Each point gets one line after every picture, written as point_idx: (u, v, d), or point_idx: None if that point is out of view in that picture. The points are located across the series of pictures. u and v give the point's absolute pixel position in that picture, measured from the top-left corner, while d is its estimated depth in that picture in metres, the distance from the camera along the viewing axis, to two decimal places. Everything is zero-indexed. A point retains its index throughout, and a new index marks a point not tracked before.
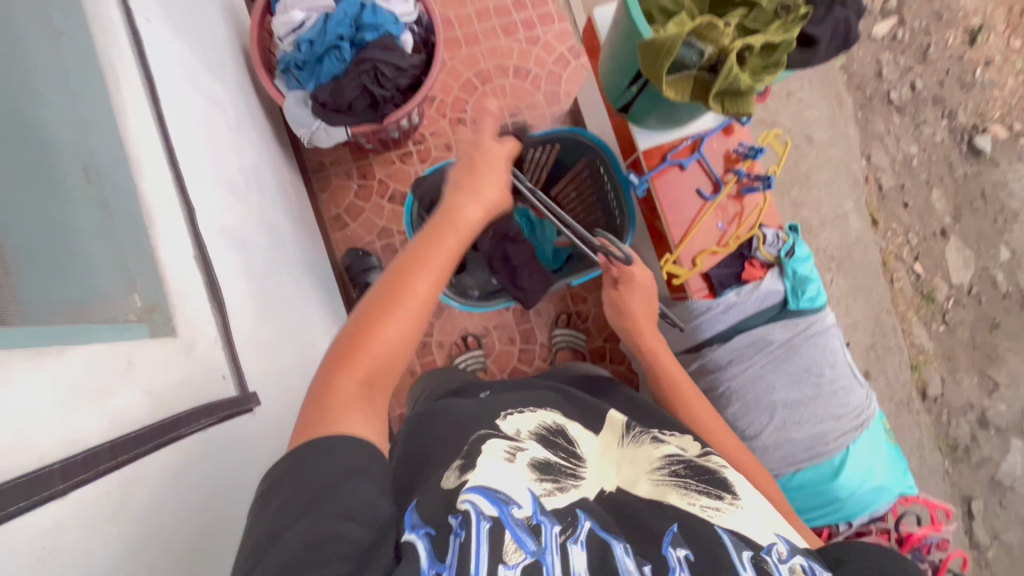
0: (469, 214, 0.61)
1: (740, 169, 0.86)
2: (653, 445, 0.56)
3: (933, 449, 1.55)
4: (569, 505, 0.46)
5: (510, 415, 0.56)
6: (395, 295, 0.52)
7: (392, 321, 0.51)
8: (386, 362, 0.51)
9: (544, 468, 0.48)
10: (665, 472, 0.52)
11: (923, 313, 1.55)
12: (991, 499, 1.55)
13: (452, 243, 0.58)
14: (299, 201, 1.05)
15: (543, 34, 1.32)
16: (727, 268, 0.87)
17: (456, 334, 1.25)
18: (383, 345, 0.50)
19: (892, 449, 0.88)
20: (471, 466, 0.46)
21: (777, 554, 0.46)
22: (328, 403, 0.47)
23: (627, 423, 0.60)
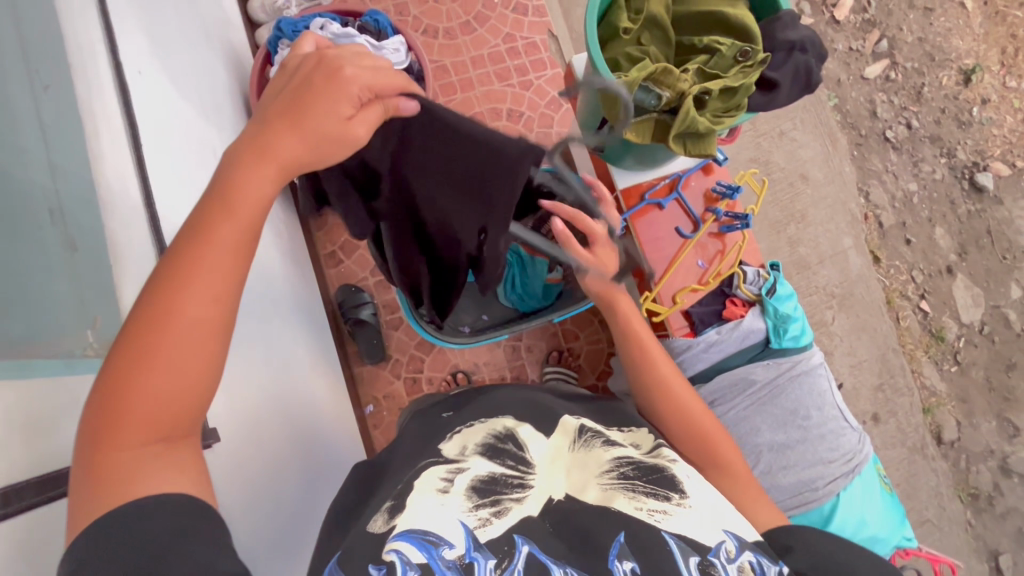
0: (259, 189, 0.44)
1: (718, 209, 0.86)
2: (604, 449, 0.56)
3: (953, 498, 1.46)
4: (506, 531, 0.46)
5: (459, 434, 0.59)
6: (154, 330, 0.40)
7: (157, 365, 0.39)
8: (169, 415, 0.40)
9: (483, 489, 0.50)
10: (613, 476, 0.52)
11: (933, 353, 1.50)
12: (1020, 553, 1.46)
13: (239, 238, 0.43)
14: (292, 239, 1.08)
15: (535, 79, 1.37)
16: (708, 306, 0.87)
17: (446, 370, 1.24)
18: (153, 402, 0.39)
19: (888, 496, 0.84)
20: (399, 509, 0.48)
21: (724, 554, 0.46)
22: (100, 465, 0.38)
23: (580, 425, 0.60)
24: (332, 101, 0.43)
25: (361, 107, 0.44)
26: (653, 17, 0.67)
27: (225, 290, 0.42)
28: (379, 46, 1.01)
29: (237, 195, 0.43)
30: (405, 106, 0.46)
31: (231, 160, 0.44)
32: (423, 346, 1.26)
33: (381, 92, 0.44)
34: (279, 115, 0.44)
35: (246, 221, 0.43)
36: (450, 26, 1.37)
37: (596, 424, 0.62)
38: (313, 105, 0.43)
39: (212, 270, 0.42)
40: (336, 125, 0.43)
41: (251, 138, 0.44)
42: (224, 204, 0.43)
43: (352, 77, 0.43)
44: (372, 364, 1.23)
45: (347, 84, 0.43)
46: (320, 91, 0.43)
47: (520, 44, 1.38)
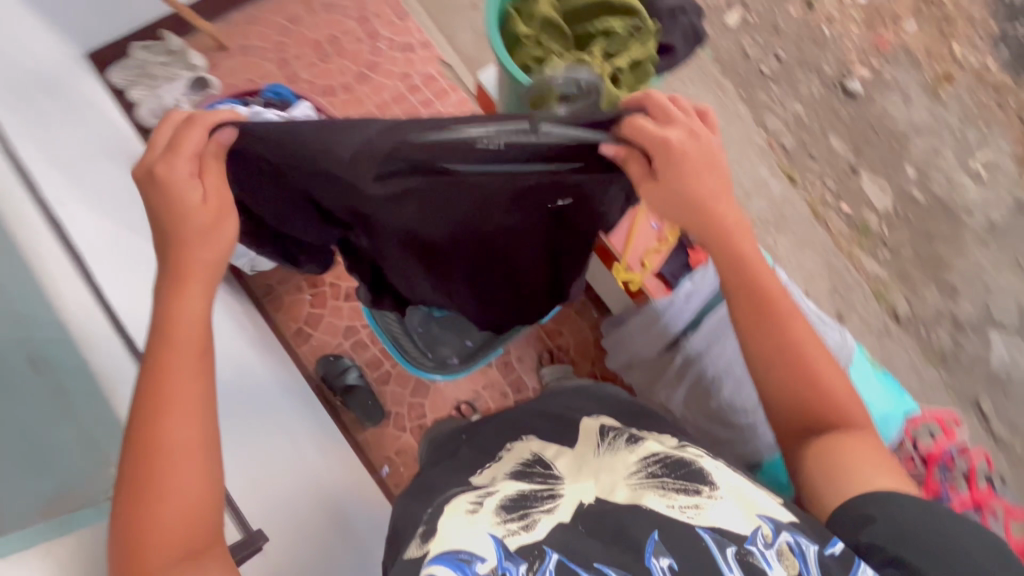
0: (194, 309, 0.49)
1: None
2: (629, 449, 0.57)
3: (926, 365, 1.61)
4: (535, 541, 0.47)
5: (486, 470, 0.58)
6: (150, 462, 0.45)
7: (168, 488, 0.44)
8: (183, 531, 0.44)
9: (511, 506, 0.50)
10: (641, 475, 0.53)
11: (865, 245, 1.64)
12: (994, 394, 1.61)
13: (188, 357, 0.48)
14: (258, 326, 1.07)
15: (442, 107, 1.41)
16: (674, 262, 0.95)
17: (447, 407, 1.24)
18: (175, 521, 0.44)
19: (883, 376, 0.92)
20: (431, 532, 0.48)
21: (762, 539, 0.46)
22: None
23: (601, 425, 0.62)
24: (178, 194, 0.46)
25: (201, 171, 0.46)
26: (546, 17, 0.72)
27: (200, 401, 0.47)
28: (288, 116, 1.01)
29: (175, 325, 0.48)
30: (226, 137, 0.45)
31: (158, 301, 0.48)
32: (417, 392, 1.24)
33: (198, 148, 0.45)
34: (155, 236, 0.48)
35: (184, 345, 0.48)
36: (345, 82, 1.40)
37: (615, 421, 0.64)
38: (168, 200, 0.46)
39: (182, 399, 0.46)
40: (195, 215, 0.47)
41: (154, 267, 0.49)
42: (160, 338, 0.47)
43: (177, 167, 0.45)
44: (375, 426, 1.20)
45: (174, 170, 0.45)
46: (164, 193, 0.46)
47: (417, 79, 1.42)
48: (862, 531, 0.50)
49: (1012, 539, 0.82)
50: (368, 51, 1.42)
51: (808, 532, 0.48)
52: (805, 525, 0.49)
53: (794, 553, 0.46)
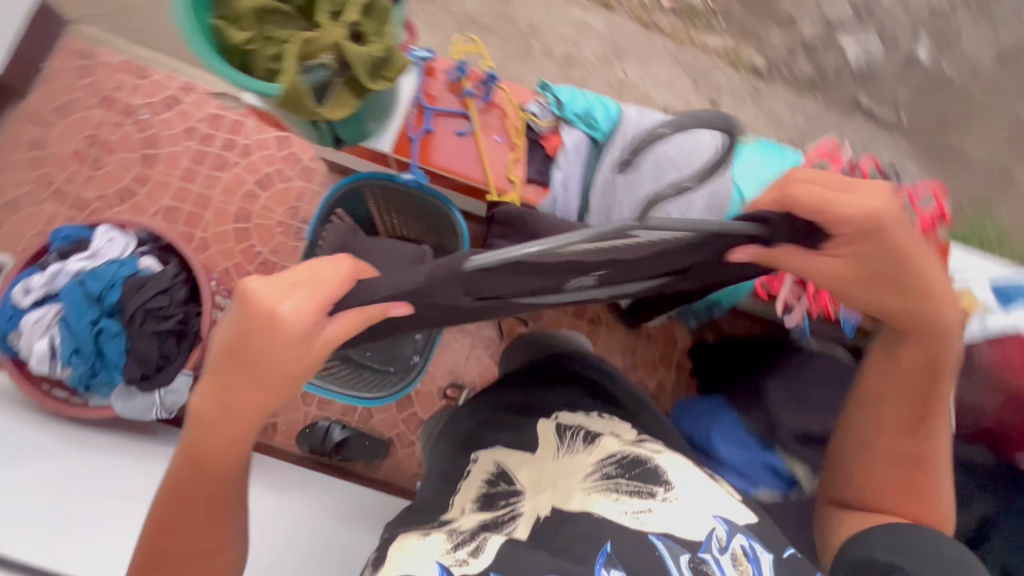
0: (225, 441, 0.53)
1: (466, 89, 0.88)
2: (586, 451, 0.64)
3: (802, 99, 1.68)
4: (480, 568, 0.55)
5: (461, 490, 0.68)
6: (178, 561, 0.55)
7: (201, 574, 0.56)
8: None
9: (468, 530, 0.60)
10: (596, 478, 0.61)
11: (700, 26, 1.65)
12: (868, 88, 1.70)
13: (204, 487, 0.54)
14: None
15: (246, 139, 1.31)
16: (536, 161, 0.90)
17: (436, 399, 1.26)
18: None
19: (761, 146, 0.93)
20: (382, 562, 0.59)
21: (715, 542, 0.53)
22: None
23: (557, 425, 0.69)
24: (287, 346, 0.50)
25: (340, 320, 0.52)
26: (258, 8, 0.64)
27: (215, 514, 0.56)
28: (91, 253, 0.92)
29: (204, 452, 0.53)
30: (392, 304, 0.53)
31: (196, 420, 0.53)
32: (403, 406, 1.25)
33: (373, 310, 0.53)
34: (233, 370, 0.52)
35: (206, 480, 0.54)
36: (136, 175, 1.28)
37: (574, 417, 0.71)
38: (271, 344, 0.50)
39: (202, 512, 0.55)
40: (287, 365, 0.51)
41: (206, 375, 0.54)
42: (193, 464, 0.54)
43: (292, 311, 0.49)
44: (385, 458, 1.22)
45: (290, 319, 0.49)
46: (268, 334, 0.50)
47: (206, 128, 1.30)
48: (878, 550, 0.61)
49: (921, 217, 0.89)
50: (135, 130, 1.29)
51: (763, 539, 0.55)
52: (755, 523, 0.56)
53: (745, 556, 0.53)
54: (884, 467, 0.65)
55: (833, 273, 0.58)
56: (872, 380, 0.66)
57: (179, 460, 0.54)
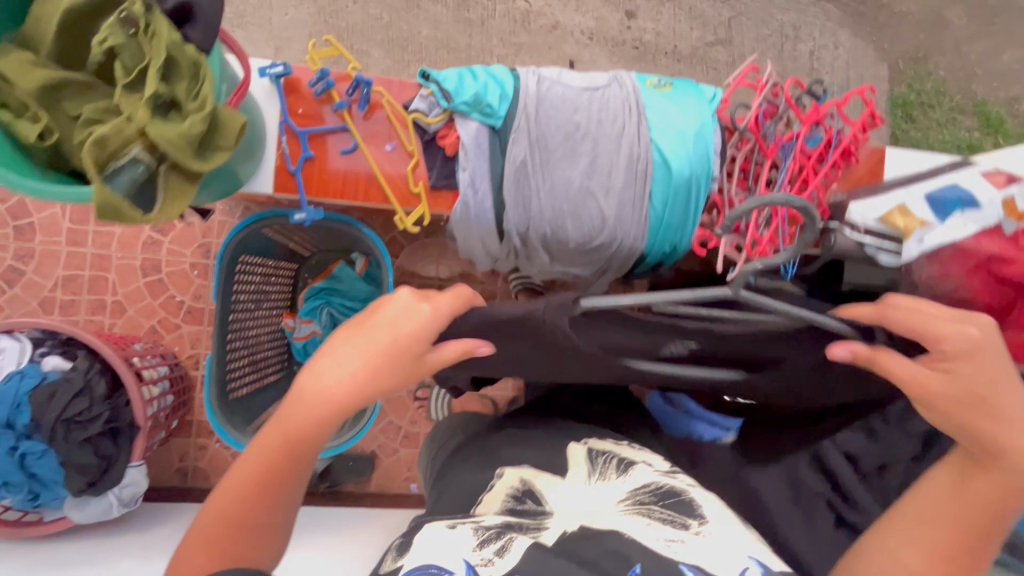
0: (314, 421, 0.53)
1: (337, 102, 0.76)
2: (619, 475, 0.63)
3: None
4: (505, 566, 0.50)
5: (485, 492, 0.66)
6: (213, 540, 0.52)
7: (253, 557, 0.53)
8: None
9: (497, 531, 0.56)
10: (630, 502, 0.58)
11: None
12: None
13: (278, 463, 0.54)
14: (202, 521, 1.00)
15: None
16: (438, 164, 0.80)
17: (409, 403, 1.24)
18: None
19: (674, 89, 0.85)
20: (405, 549, 0.56)
21: None
22: None
23: (588, 450, 0.69)
24: (418, 356, 0.54)
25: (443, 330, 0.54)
26: (45, 87, 0.53)
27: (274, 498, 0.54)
28: None
29: (294, 427, 0.53)
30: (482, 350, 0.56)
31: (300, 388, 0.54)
32: (378, 418, 1.24)
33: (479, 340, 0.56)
34: (361, 368, 0.52)
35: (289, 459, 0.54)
36: (17, 250, 1.14)
37: (603, 446, 0.70)
38: (410, 344, 0.53)
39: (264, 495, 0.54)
40: (410, 367, 0.53)
41: (317, 362, 0.55)
42: (280, 437, 0.54)
43: (433, 314, 0.53)
44: (373, 472, 1.23)
45: (429, 321, 0.53)
46: (398, 331, 0.53)
47: None
48: None
49: (854, 126, 0.85)
50: None
51: None
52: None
53: None
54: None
55: (934, 394, 0.48)
56: (921, 494, 0.51)
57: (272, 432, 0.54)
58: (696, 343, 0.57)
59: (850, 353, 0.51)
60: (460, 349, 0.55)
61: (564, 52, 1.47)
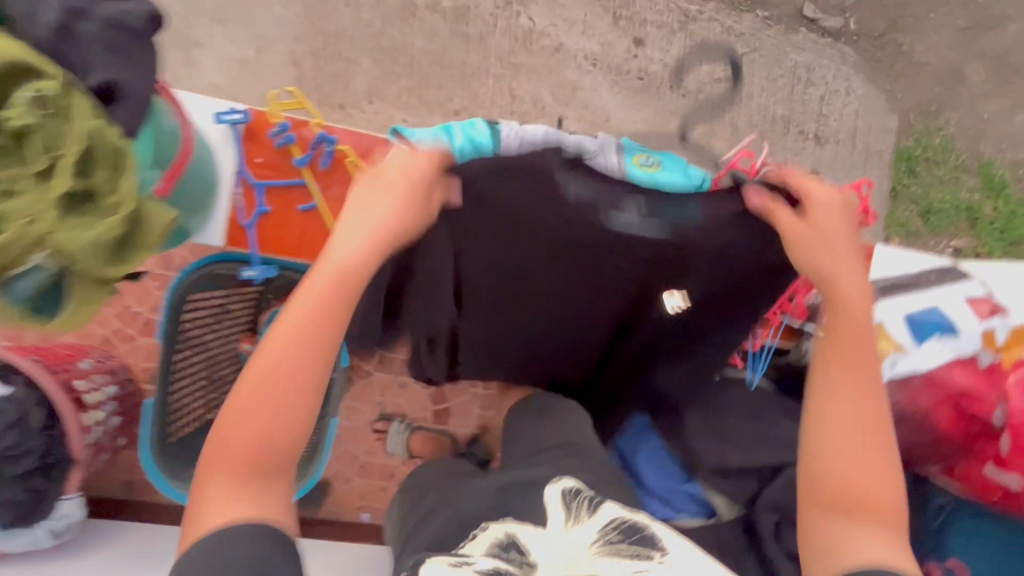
0: (359, 260, 0.60)
1: (299, 160, 0.79)
2: (591, 517, 0.62)
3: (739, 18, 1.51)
4: None
5: (476, 536, 0.64)
6: (267, 377, 0.57)
7: (294, 403, 0.57)
8: (246, 452, 0.56)
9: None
10: (601, 544, 0.59)
11: None
12: None
13: (321, 302, 0.58)
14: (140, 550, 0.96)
15: None
16: None
17: (368, 433, 1.22)
18: (239, 444, 0.56)
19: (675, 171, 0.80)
20: None
21: None
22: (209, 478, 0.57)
23: (562, 492, 0.66)
24: (425, 191, 0.59)
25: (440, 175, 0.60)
26: None
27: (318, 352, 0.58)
28: None
29: (336, 270, 0.59)
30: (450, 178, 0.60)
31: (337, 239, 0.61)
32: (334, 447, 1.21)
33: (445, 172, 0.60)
34: (362, 238, 0.60)
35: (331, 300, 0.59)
36: None
37: (576, 481, 0.68)
38: (418, 181, 0.59)
39: (306, 347, 0.58)
40: (422, 196, 0.59)
41: (352, 214, 0.61)
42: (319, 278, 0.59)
43: (427, 164, 0.59)
44: (325, 500, 1.21)
45: (422, 168, 0.59)
46: (403, 176, 0.60)
47: None
48: None
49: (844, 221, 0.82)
50: None
51: None
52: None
53: None
54: (834, 470, 0.61)
55: (803, 230, 0.62)
56: (822, 375, 0.65)
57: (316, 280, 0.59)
58: (643, 203, 0.62)
59: (762, 200, 0.61)
60: (441, 186, 0.60)
61: (564, 76, 1.40)
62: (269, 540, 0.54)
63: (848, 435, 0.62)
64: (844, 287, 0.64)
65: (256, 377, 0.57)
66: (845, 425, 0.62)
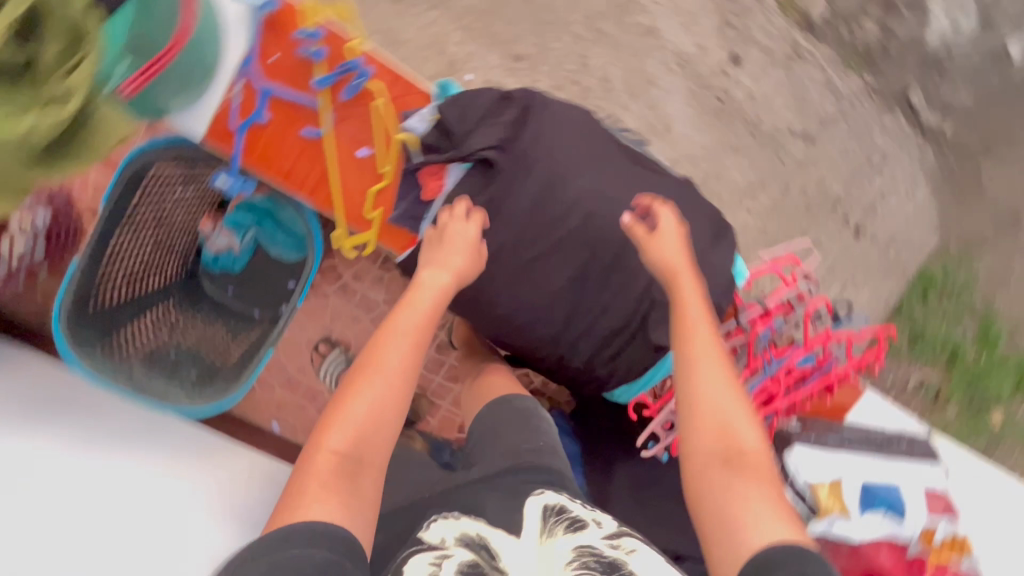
0: (445, 284, 0.71)
1: (320, 77, 0.80)
2: (568, 536, 0.56)
3: (844, 74, 1.37)
4: None
5: (437, 525, 0.59)
6: (362, 385, 0.64)
7: (387, 411, 0.63)
8: (343, 448, 0.60)
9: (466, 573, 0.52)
10: (576, 566, 0.53)
11: None
12: (927, 76, 1.41)
13: (416, 330, 0.68)
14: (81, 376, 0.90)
15: None
16: (409, 198, 0.82)
17: (306, 351, 1.17)
18: (338, 438, 0.61)
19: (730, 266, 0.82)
20: None
21: None
22: (304, 479, 0.59)
23: (543, 507, 0.60)
24: (477, 246, 0.74)
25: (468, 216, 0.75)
26: None
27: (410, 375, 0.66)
28: None
29: (428, 299, 0.70)
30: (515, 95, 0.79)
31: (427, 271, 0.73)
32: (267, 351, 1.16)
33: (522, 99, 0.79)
34: (448, 275, 0.72)
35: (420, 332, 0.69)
36: None
37: (557, 496, 0.63)
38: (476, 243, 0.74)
39: (397, 364, 0.66)
40: (467, 244, 0.73)
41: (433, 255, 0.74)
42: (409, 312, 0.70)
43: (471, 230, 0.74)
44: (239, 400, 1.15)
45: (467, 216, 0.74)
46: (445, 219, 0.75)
47: None
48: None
49: (844, 367, 0.80)
50: None
51: None
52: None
53: None
54: (703, 430, 0.65)
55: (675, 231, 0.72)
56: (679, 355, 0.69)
57: (408, 310, 0.70)
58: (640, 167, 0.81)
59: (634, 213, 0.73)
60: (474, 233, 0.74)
61: (644, 66, 1.27)
62: (328, 538, 0.53)
63: (715, 399, 0.66)
64: (687, 286, 0.71)
65: (352, 386, 0.64)
66: (714, 389, 0.66)
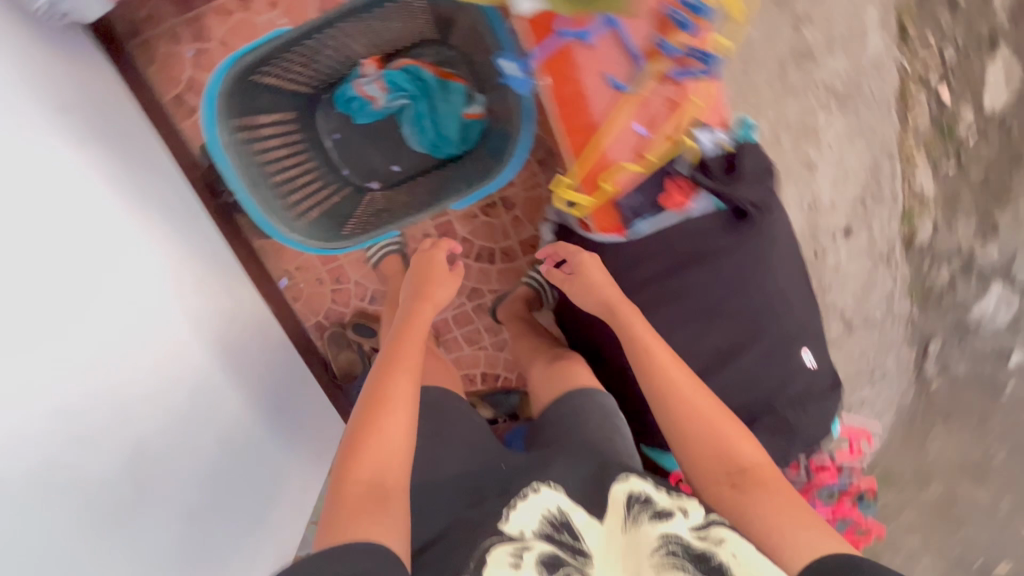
0: (424, 318, 0.89)
1: (666, 41, 0.78)
2: (651, 524, 0.59)
3: (903, 298, 1.40)
4: None
5: (514, 513, 0.63)
6: (373, 397, 0.73)
7: (395, 416, 0.71)
8: (369, 469, 0.66)
9: (550, 564, 0.57)
10: (663, 555, 0.56)
11: (934, 150, 1.36)
12: (951, 338, 1.41)
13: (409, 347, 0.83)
14: (149, 186, 0.86)
15: None
16: (647, 194, 0.85)
17: None
18: (363, 461, 0.67)
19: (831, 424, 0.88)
20: None
21: None
22: (340, 509, 0.63)
23: (627, 496, 0.63)
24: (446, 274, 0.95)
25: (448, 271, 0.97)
26: None
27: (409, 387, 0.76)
28: None
29: (411, 327, 0.86)
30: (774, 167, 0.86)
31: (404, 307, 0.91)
32: None
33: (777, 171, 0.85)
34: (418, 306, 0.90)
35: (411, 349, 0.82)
36: None
37: (642, 483, 0.64)
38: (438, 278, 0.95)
39: (399, 376, 0.77)
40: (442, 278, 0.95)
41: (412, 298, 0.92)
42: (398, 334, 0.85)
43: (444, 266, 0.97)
44: None
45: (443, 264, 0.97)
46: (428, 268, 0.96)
47: None
48: None
49: None
50: None
51: None
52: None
53: None
54: (705, 449, 0.69)
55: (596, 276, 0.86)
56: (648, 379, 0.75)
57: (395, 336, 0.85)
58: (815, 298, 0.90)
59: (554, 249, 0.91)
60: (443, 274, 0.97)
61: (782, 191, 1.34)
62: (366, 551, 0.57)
63: (698, 421, 0.71)
64: (627, 315, 0.80)
65: (367, 406, 0.73)
66: (697, 402, 0.72)
